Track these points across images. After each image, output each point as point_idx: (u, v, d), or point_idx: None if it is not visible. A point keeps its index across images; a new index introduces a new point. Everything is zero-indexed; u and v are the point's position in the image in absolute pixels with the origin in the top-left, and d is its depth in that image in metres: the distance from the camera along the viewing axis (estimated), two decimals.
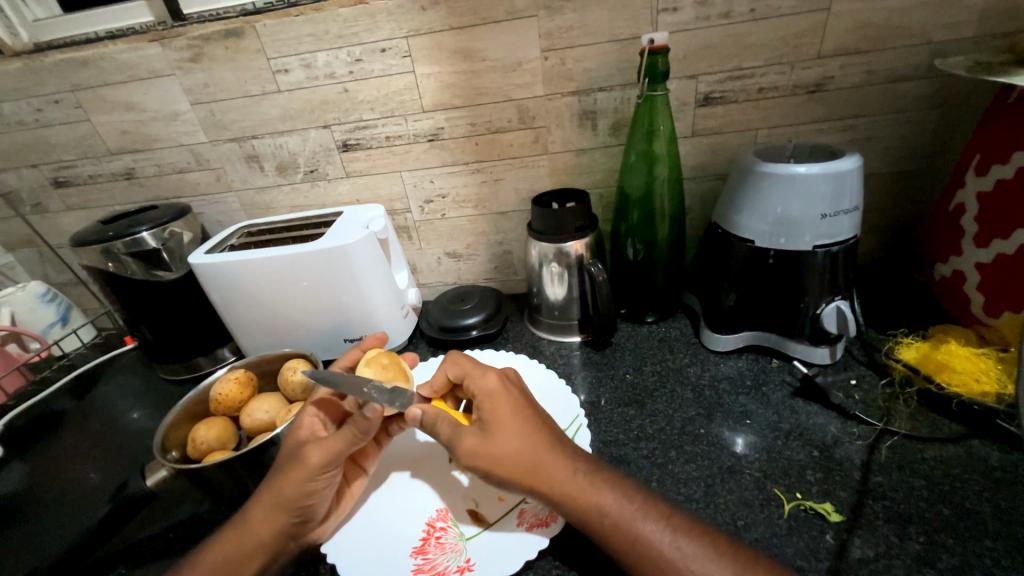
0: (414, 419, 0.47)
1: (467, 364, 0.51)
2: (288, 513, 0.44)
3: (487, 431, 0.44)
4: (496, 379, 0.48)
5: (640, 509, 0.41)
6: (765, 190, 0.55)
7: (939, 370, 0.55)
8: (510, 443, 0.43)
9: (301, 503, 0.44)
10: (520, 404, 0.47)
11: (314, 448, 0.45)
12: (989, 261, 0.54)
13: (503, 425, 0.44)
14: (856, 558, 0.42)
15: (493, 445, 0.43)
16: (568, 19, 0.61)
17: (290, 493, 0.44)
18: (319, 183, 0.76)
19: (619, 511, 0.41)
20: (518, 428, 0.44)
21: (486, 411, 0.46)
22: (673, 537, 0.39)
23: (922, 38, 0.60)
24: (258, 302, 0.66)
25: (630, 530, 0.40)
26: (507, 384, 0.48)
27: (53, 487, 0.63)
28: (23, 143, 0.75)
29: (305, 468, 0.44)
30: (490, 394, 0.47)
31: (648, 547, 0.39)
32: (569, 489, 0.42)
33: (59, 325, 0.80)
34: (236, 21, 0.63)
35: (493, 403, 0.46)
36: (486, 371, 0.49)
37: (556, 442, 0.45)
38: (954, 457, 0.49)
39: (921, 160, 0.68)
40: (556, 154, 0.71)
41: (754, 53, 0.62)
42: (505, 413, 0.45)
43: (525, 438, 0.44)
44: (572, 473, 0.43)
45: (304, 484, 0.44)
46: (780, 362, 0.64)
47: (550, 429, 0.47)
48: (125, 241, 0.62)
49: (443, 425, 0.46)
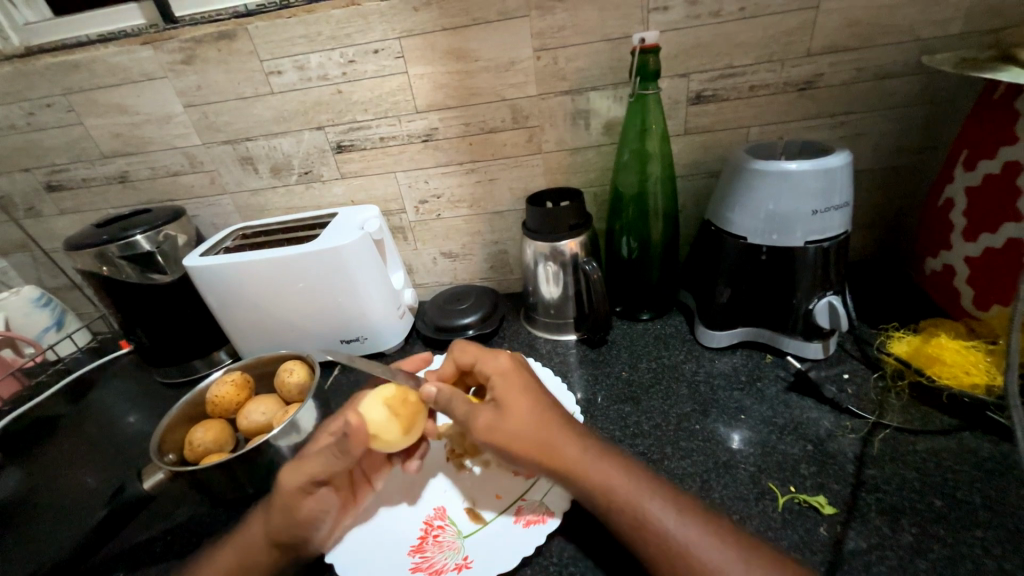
0: (429, 396, 0.48)
1: (473, 352, 0.52)
2: (282, 540, 0.45)
3: (500, 408, 0.45)
4: (507, 361, 0.50)
5: (646, 489, 0.42)
6: (756, 186, 0.55)
7: (930, 363, 0.56)
8: (525, 419, 0.44)
9: (291, 525, 0.45)
10: (531, 385, 0.48)
11: (290, 471, 0.47)
12: (977, 255, 0.55)
13: (518, 402, 0.45)
14: (850, 549, 0.42)
15: (509, 420, 0.44)
16: (559, 18, 0.62)
17: (280, 522, 0.45)
18: (313, 185, 0.76)
19: (628, 489, 0.41)
20: (532, 405, 0.45)
21: (500, 390, 0.47)
22: (678, 517, 0.40)
23: (911, 35, 0.60)
24: (254, 304, 0.66)
25: (639, 507, 0.40)
26: (518, 366, 0.50)
27: (49, 492, 0.62)
28: (15, 148, 0.74)
29: (283, 490, 0.46)
30: (503, 374, 0.49)
31: (654, 524, 0.39)
32: (580, 465, 0.43)
33: (54, 329, 0.79)
34: (228, 23, 0.63)
35: (507, 383, 0.47)
36: (498, 355, 0.51)
37: (566, 422, 0.46)
38: (945, 449, 0.49)
39: (911, 155, 0.69)
40: (549, 153, 0.72)
41: (744, 51, 0.63)
42: (518, 391, 0.46)
43: (539, 415, 0.45)
44: (583, 450, 0.44)
45: (288, 507, 0.45)
46: (774, 358, 0.64)
47: (560, 410, 0.47)
48: (119, 245, 0.62)
49: (458, 403, 0.46)
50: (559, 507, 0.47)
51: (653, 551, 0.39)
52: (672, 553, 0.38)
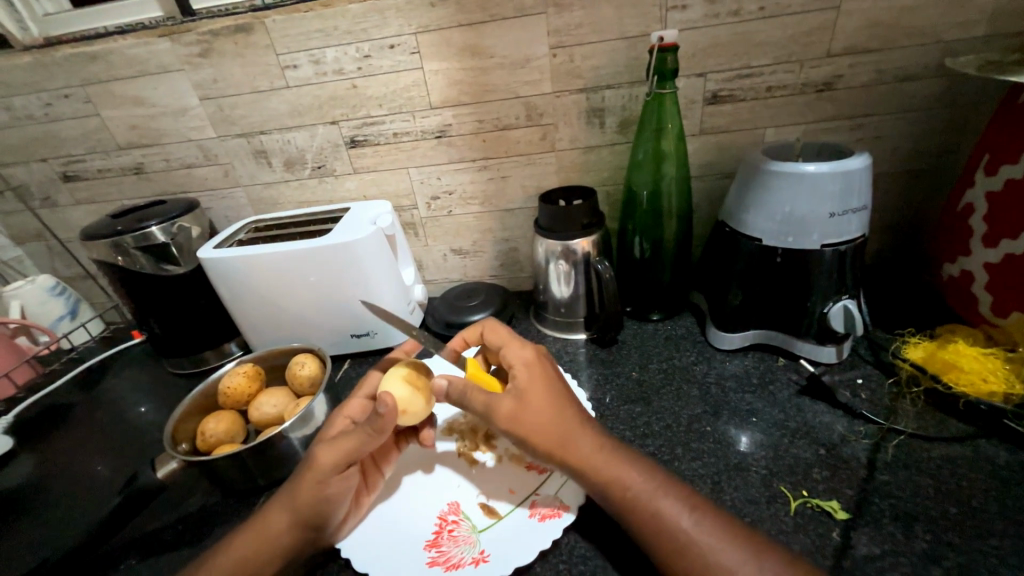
0: (439, 390, 0.47)
1: (502, 335, 0.53)
2: (306, 519, 0.44)
3: (521, 399, 0.45)
4: (532, 353, 0.50)
5: (660, 487, 0.42)
6: (773, 188, 0.55)
7: (947, 369, 0.55)
8: (543, 413, 0.45)
9: (316, 507, 0.44)
10: (553, 380, 0.48)
11: (325, 448, 0.45)
12: (997, 261, 0.54)
13: (538, 395, 0.46)
14: (862, 555, 0.42)
15: (528, 412, 0.45)
16: (576, 16, 0.61)
17: (306, 498, 0.44)
18: (326, 180, 0.76)
19: (640, 488, 0.41)
20: (550, 400, 0.46)
21: (521, 381, 0.47)
22: (693, 516, 0.40)
23: (933, 37, 0.60)
24: (266, 298, 0.67)
25: (650, 504, 0.40)
26: (541, 358, 0.50)
27: (62, 478, 0.63)
28: (33, 138, 0.75)
29: (317, 467, 0.44)
30: (525, 365, 0.49)
31: (665, 522, 0.39)
32: (593, 461, 0.43)
33: (68, 318, 0.80)
34: (245, 16, 0.63)
35: (529, 375, 0.47)
36: (524, 346, 0.51)
37: (583, 419, 0.46)
38: (960, 456, 0.49)
39: (929, 159, 0.68)
40: (562, 151, 0.71)
41: (763, 51, 0.62)
42: (539, 384, 0.47)
43: (557, 410, 0.45)
44: (597, 448, 0.44)
45: (319, 486, 0.44)
46: (786, 361, 0.64)
47: (578, 406, 0.48)
48: (134, 236, 0.63)
49: (475, 395, 0.46)
50: (575, 502, 0.48)
51: (663, 550, 0.39)
52: (682, 551, 0.38)
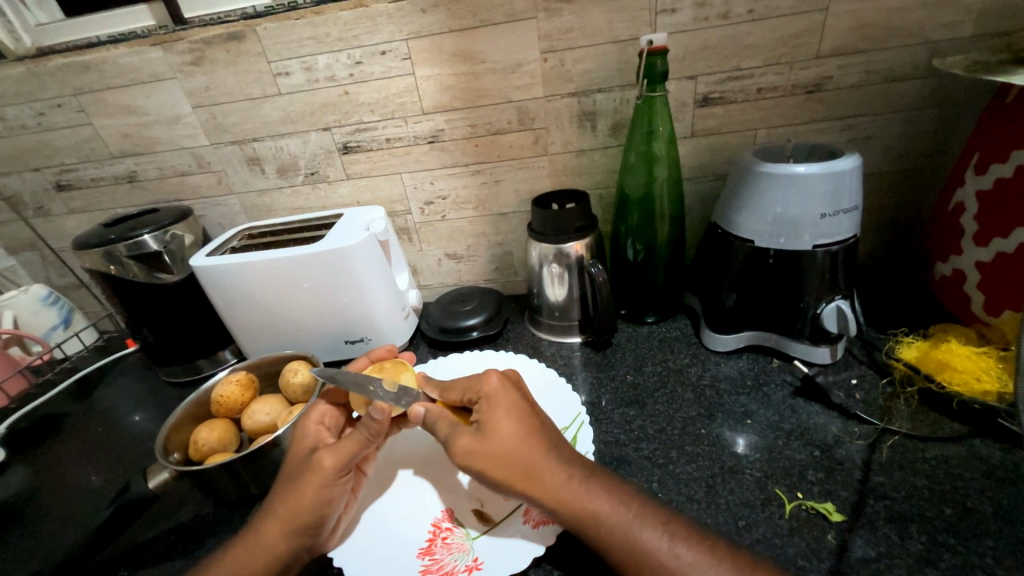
0: (416, 417, 0.48)
1: (461, 384, 0.50)
2: (304, 522, 0.44)
3: (481, 432, 0.45)
4: (496, 380, 0.48)
5: (636, 515, 0.41)
6: (765, 189, 0.55)
7: (940, 369, 0.55)
8: (507, 445, 0.44)
9: (315, 515, 0.44)
10: (519, 408, 0.47)
11: (327, 453, 0.46)
12: (989, 260, 0.54)
13: (498, 425, 0.45)
14: (858, 557, 0.42)
15: (490, 445, 0.44)
16: (566, 20, 0.61)
17: (307, 505, 0.44)
18: (320, 186, 0.76)
19: (616, 518, 0.41)
20: (516, 431, 0.45)
21: (484, 415, 0.46)
22: (671, 543, 0.39)
23: (921, 38, 0.60)
24: (259, 303, 0.66)
25: (627, 535, 0.40)
26: (507, 385, 0.48)
27: (53, 490, 0.63)
28: (25, 147, 0.75)
29: (320, 473, 0.45)
30: (489, 397, 0.47)
31: (647, 554, 0.39)
32: (563, 495, 0.42)
33: (61, 328, 0.80)
34: (237, 25, 0.64)
35: (491, 405, 0.46)
36: (487, 373, 0.49)
37: (551, 447, 0.45)
38: (955, 456, 0.49)
39: (919, 158, 0.69)
40: (556, 155, 0.71)
41: (751, 53, 0.62)
42: (501, 413, 0.45)
43: (521, 439, 0.44)
44: (567, 478, 0.43)
45: (322, 489, 0.45)
46: (781, 362, 0.64)
47: (547, 429, 0.47)
48: (127, 244, 0.63)
49: (442, 424, 0.47)
50: None
51: None
52: None
